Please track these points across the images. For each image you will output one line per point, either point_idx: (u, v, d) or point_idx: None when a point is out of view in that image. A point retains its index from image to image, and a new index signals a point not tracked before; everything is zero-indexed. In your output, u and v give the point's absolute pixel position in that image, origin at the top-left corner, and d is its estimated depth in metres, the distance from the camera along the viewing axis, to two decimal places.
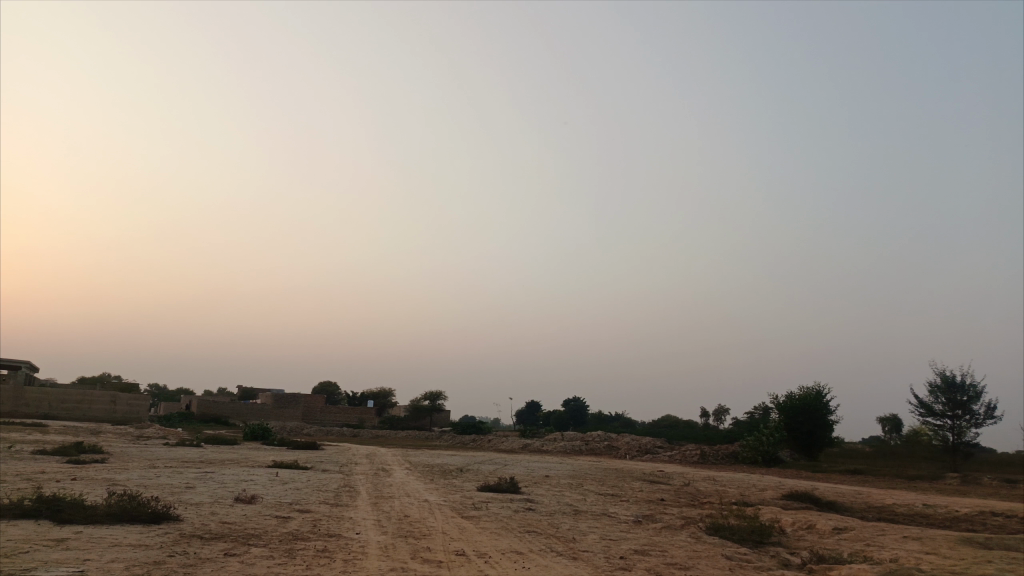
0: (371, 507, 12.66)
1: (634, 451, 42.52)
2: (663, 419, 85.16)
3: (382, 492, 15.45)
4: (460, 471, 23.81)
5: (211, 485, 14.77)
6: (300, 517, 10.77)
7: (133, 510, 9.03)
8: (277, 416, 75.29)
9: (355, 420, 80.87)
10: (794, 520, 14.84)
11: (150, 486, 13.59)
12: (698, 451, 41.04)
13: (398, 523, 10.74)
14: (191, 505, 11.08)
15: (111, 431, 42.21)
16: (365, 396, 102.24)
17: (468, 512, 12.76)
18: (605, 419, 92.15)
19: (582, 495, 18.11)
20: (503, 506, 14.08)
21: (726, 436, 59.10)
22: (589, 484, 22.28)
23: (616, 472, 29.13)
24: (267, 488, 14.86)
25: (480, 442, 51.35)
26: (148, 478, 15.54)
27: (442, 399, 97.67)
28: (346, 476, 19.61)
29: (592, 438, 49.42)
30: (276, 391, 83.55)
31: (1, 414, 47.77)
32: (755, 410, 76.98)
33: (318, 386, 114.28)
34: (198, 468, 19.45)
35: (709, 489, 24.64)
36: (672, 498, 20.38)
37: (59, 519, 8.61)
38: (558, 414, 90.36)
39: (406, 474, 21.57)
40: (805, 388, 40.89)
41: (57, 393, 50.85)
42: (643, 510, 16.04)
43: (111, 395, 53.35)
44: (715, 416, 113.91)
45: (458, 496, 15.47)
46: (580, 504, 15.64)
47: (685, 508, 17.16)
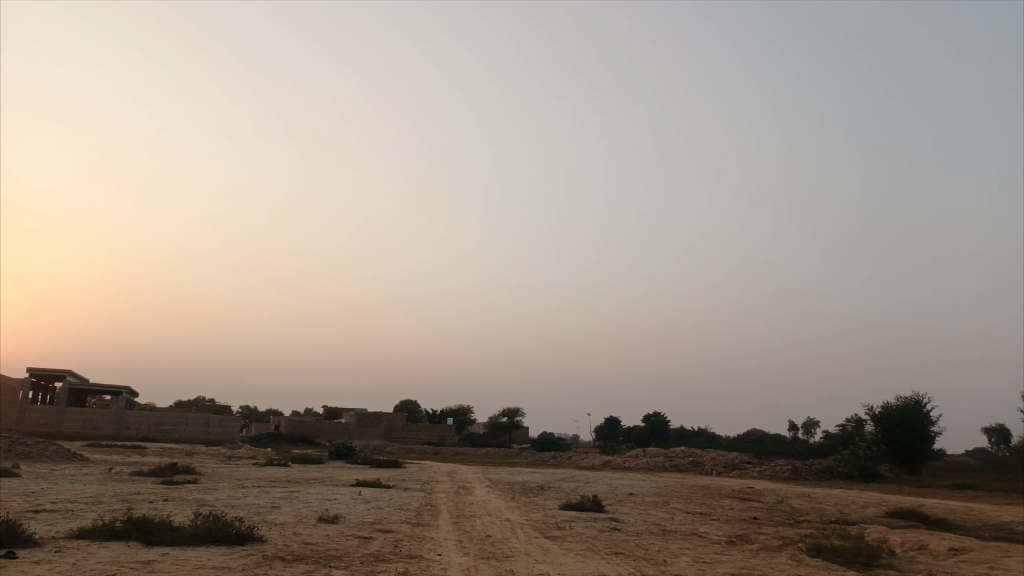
0: (452, 526, 12.42)
1: (721, 467, 41.00)
2: (748, 433, 82.27)
3: (463, 511, 15.19)
4: (541, 489, 23.39)
5: (296, 505, 14.87)
6: (382, 537, 10.62)
7: (217, 531, 9.07)
8: (361, 435, 76.62)
9: (436, 437, 81.47)
10: (902, 540, 13.76)
11: (237, 506, 13.78)
12: (789, 466, 39.23)
13: (480, 544, 10.45)
14: (275, 525, 11.12)
15: (204, 451, 43.73)
16: (445, 414, 103.08)
17: (552, 532, 12.34)
18: (687, 434, 89.78)
19: (669, 514, 17.40)
20: (588, 525, 13.61)
21: (818, 450, 56.40)
22: (676, 502, 21.47)
23: (703, 490, 28.04)
24: (349, 507, 14.84)
25: (560, 459, 50.70)
26: (236, 498, 15.82)
27: (520, 415, 97.39)
28: (428, 494, 19.45)
29: (675, 453, 47.96)
30: (359, 410, 85.18)
31: (105, 438, 50.28)
32: (847, 423, 73.39)
33: (399, 404, 116.04)
34: (284, 488, 19.76)
35: (805, 506, 23.36)
36: (765, 516, 19.38)
37: (148, 540, 8.72)
38: (639, 429, 88.64)
39: (488, 492, 21.31)
40: (903, 397, 38.55)
41: (155, 416, 53.15)
42: (736, 530, 15.23)
43: (204, 417, 55.21)
44: (804, 428, 109.33)
45: (540, 515, 15.07)
46: (668, 524, 14.98)
47: (780, 528, 16.24)
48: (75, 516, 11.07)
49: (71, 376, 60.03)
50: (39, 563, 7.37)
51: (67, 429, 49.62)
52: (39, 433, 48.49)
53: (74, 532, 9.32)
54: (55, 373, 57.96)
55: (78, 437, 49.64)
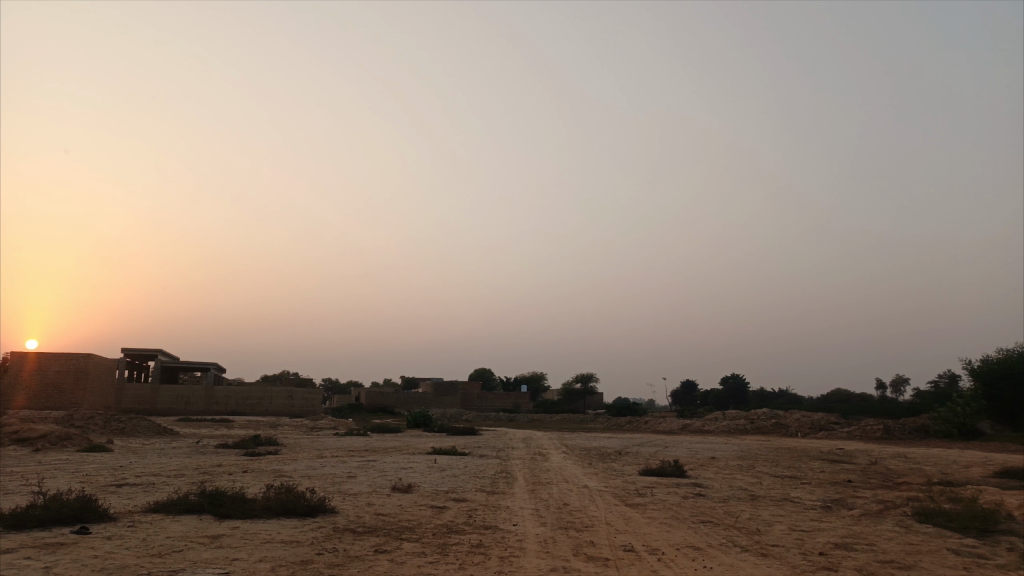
0: (529, 494, 12.00)
1: (806, 429, 39.48)
2: (832, 393, 79.46)
3: (539, 478, 14.79)
4: (619, 454, 22.84)
5: (371, 474, 14.81)
6: (456, 506, 10.27)
7: (288, 503, 8.86)
8: (438, 404, 77.72)
9: (511, 404, 81.95)
10: (1020, 502, 12.55)
11: (312, 477, 13.74)
12: (880, 425, 37.38)
13: (558, 513, 9.93)
14: (347, 495, 10.93)
15: (288, 423, 45.09)
16: (519, 381, 103.78)
17: (633, 499, 11.74)
18: (768, 396, 87.44)
19: (756, 478, 16.55)
20: (669, 491, 12.97)
21: (910, 409, 53.77)
22: (762, 466, 20.54)
23: (789, 451, 26.94)
24: (424, 475, 14.66)
25: (636, 423, 50.02)
26: (313, 468, 15.90)
27: (594, 381, 97.02)
28: (503, 461, 19.16)
29: (757, 415, 46.57)
30: (434, 380, 86.43)
31: (196, 413, 52.51)
32: (940, 380, 69.80)
33: (474, 373, 117.61)
34: (361, 457, 19.84)
35: (902, 468, 21.99)
36: (860, 479, 18.27)
37: (220, 514, 8.58)
38: (716, 392, 86.91)
39: (564, 458, 20.91)
40: (1005, 350, 36.04)
41: (241, 390, 55.08)
42: (830, 494, 14.29)
43: (288, 390, 56.93)
44: (892, 386, 104.88)
45: (619, 481, 14.49)
46: (756, 489, 14.16)
47: (879, 491, 15.18)
48: (155, 489, 11.18)
49: (163, 354, 62.83)
50: (109, 539, 7.24)
51: (161, 404, 52.04)
52: (136, 409, 51.01)
53: (150, 506, 9.31)
54: (148, 352, 60.77)
55: (172, 412, 52.01)
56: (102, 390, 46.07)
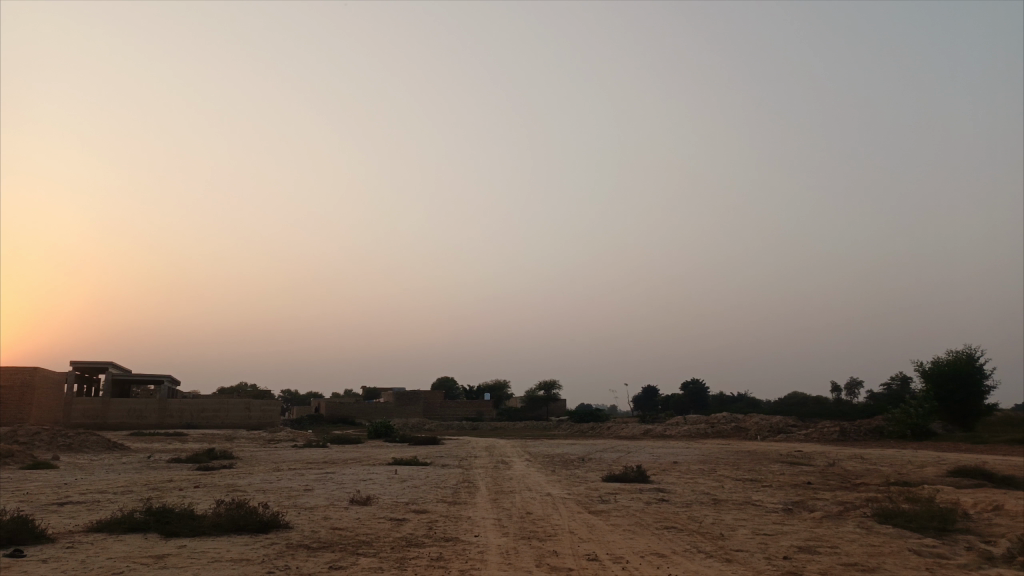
0: (491, 503, 11.78)
1: (765, 432, 39.97)
2: (790, 397, 80.80)
3: (502, 487, 14.58)
4: (582, 460, 22.74)
5: (329, 487, 14.41)
6: (416, 517, 10.01)
7: (239, 519, 8.51)
8: (400, 413, 76.83)
9: (474, 413, 81.50)
10: (975, 501, 12.76)
11: (268, 491, 13.31)
12: (836, 427, 38.04)
13: (520, 522, 9.73)
14: (303, 509, 10.57)
15: (246, 436, 44.03)
16: (481, 389, 103.31)
17: (596, 506, 11.60)
18: (728, 400, 88.55)
19: (719, 482, 16.58)
20: (633, 498, 12.86)
21: (864, 410, 54.94)
22: (723, 470, 20.63)
23: (749, 455, 27.17)
24: (384, 486, 14.33)
25: (598, 430, 50.10)
26: (269, 482, 15.43)
27: (556, 388, 97.12)
28: (465, 471, 18.89)
29: (717, 419, 46.99)
30: (396, 389, 85.47)
31: (149, 427, 50.95)
32: (893, 382, 71.52)
33: (436, 382, 116.85)
34: (319, 469, 19.37)
35: (859, 468, 22.31)
36: (819, 480, 18.45)
37: (167, 532, 8.19)
38: (677, 397, 87.73)
39: (527, 466, 20.71)
40: (954, 352, 37.00)
41: (197, 403, 53.69)
42: (791, 497, 14.37)
43: (246, 401, 55.67)
44: (847, 389, 107.22)
45: (583, 489, 14.35)
46: (718, 493, 14.16)
47: (838, 493, 15.32)
48: (98, 507, 10.66)
49: (114, 367, 60.90)
50: (45, 562, 6.83)
51: (113, 419, 50.40)
52: (85, 424, 49.30)
53: (91, 526, 8.85)
54: (98, 365, 58.85)
55: (124, 427, 50.40)
56: (49, 405, 44.40)
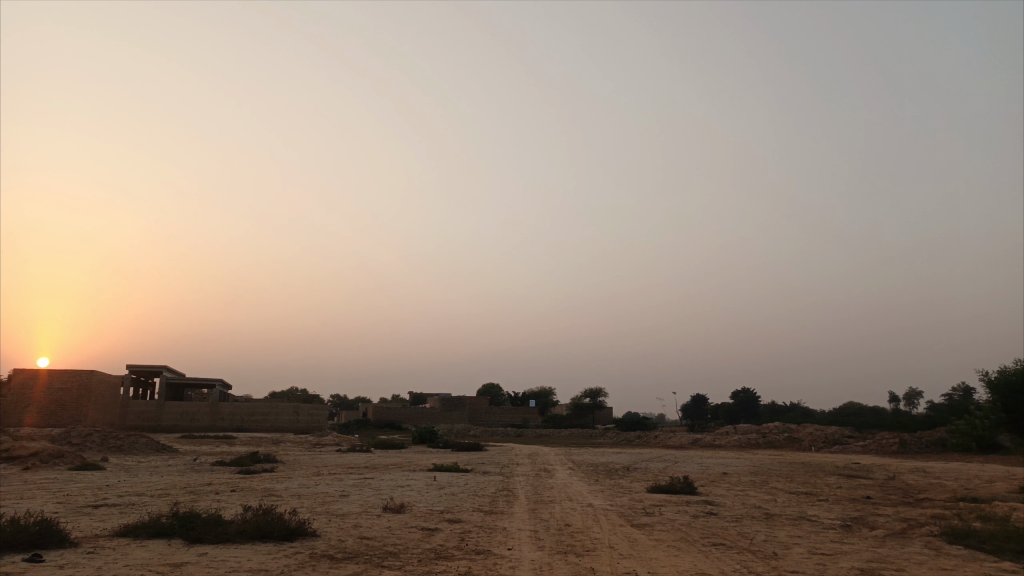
0: (529, 514, 11.28)
1: (820, 443, 38.48)
2: (845, 407, 78.11)
3: (542, 497, 14.07)
4: (627, 470, 22.07)
5: (365, 493, 14.11)
6: (448, 527, 9.58)
7: (264, 526, 8.22)
8: (445, 419, 76.79)
9: (519, 419, 81.04)
10: None
11: (302, 496, 13.07)
12: (895, 439, 36.39)
13: (557, 535, 9.23)
14: (334, 516, 10.24)
15: (292, 440, 44.41)
16: (527, 396, 102.76)
17: (640, 519, 10.99)
18: (780, 410, 86.21)
19: (770, 495, 15.76)
20: (679, 510, 12.22)
21: (924, 422, 52.64)
22: (775, 481, 19.73)
23: (803, 467, 26.06)
24: (421, 494, 13.97)
25: (645, 439, 49.10)
26: (306, 487, 15.24)
27: (602, 395, 95.94)
28: (506, 479, 18.43)
29: (768, 429, 45.51)
30: (442, 395, 85.54)
31: (201, 430, 51.90)
32: (955, 393, 68.55)
33: (483, 388, 116.90)
34: (358, 474, 19.13)
35: (922, 483, 21.11)
36: (879, 495, 17.41)
37: (190, 538, 7.96)
38: (727, 406, 85.77)
39: (570, 475, 20.12)
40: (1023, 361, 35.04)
41: (247, 406, 54.47)
42: (850, 512, 13.50)
43: (294, 405, 56.26)
44: (905, 399, 103.31)
45: (626, 500, 13.74)
46: (770, 507, 13.39)
47: (900, 509, 14.37)
48: (130, 510, 10.54)
49: (168, 371, 62.30)
50: (61, 568, 6.63)
51: (166, 421, 51.49)
52: (140, 426, 50.47)
53: (117, 530, 8.67)
54: (153, 369, 60.27)
55: (177, 429, 51.43)
56: (105, 407, 45.55)
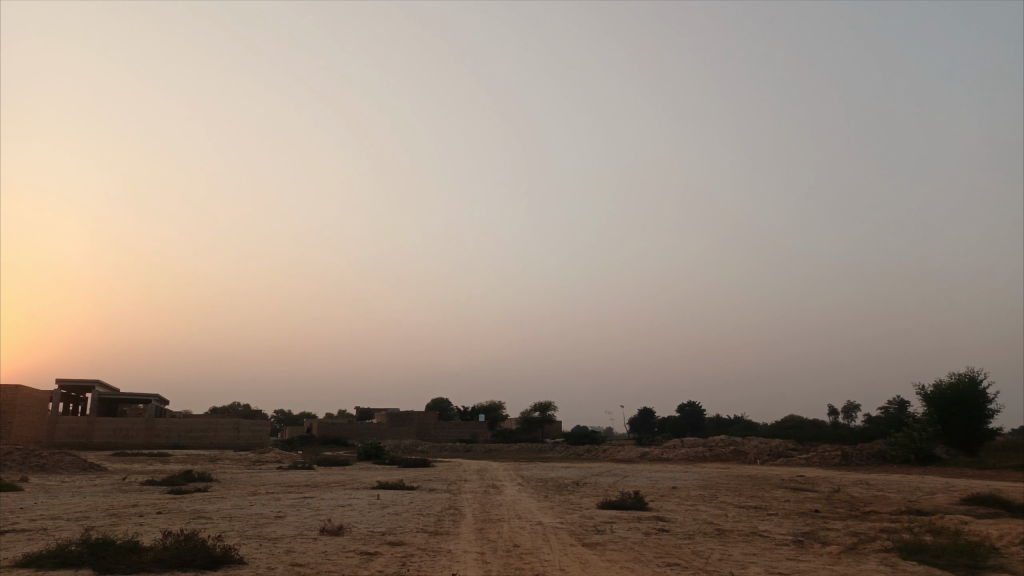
0: (476, 535, 10.74)
1: (765, 456, 38.88)
2: (787, 420, 79.67)
3: (490, 515, 13.56)
4: (577, 485, 21.72)
5: (302, 513, 13.36)
6: (388, 551, 9.00)
7: (184, 553, 7.55)
8: (393, 434, 75.41)
9: (468, 434, 80.25)
10: (999, 533, 11.80)
11: (234, 519, 12.26)
12: (838, 451, 37.01)
13: (505, 558, 8.73)
14: (265, 540, 9.55)
15: (231, 457, 42.73)
16: (475, 411, 101.98)
17: (591, 539, 10.55)
18: (724, 423, 87.46)
19: (721, 509, 15.59)
20: (631, 527, 11.87)
21: (863, 435, 53.90)
22: (725, 496, 19.59)
23: (751, 480, 26.14)
24: (363, 514, 13.31)
25: (594, 453, 48.90)
26: (240, 507, 14.39)
27: (551, 409, 95.77)
28: (452, 496, 17.80)
29: (715, 442, 45.84)
30: (389, 410, 84.07)
31: (135, 447, 49.59)
32: (891, 406, 70.66)
33: (431, 402, 115.70)
34: (298, 493, 18.26)
35: (866, 495, 21.30)
36: (827, 509, 17.40)
37: (99, 567, 7.22)
38: (673, 420, 86.60)
39: (518, 491, 19.61)
40: (958, 375, 36.01)
41: (185, 422, 52.34)
42: (801, 527, 13.38)
43: (235, 421, 54.32)
44: (844, 412, 106.08)
45: (576, 517, 13.33)
46: (722, 522, 13.19)
47: (849, 523, 14.32)
48: (40, 536, 9.65)
49: (101, 386, 59.58)
50: None
51: (97, 438, 49.08)
52: (68, 444, 47.97)
53: (19, 560, 7.81)
54: (85, 383, 57.51)
55: (109, 447, 49.04)
56: (31, 423, 43.10)
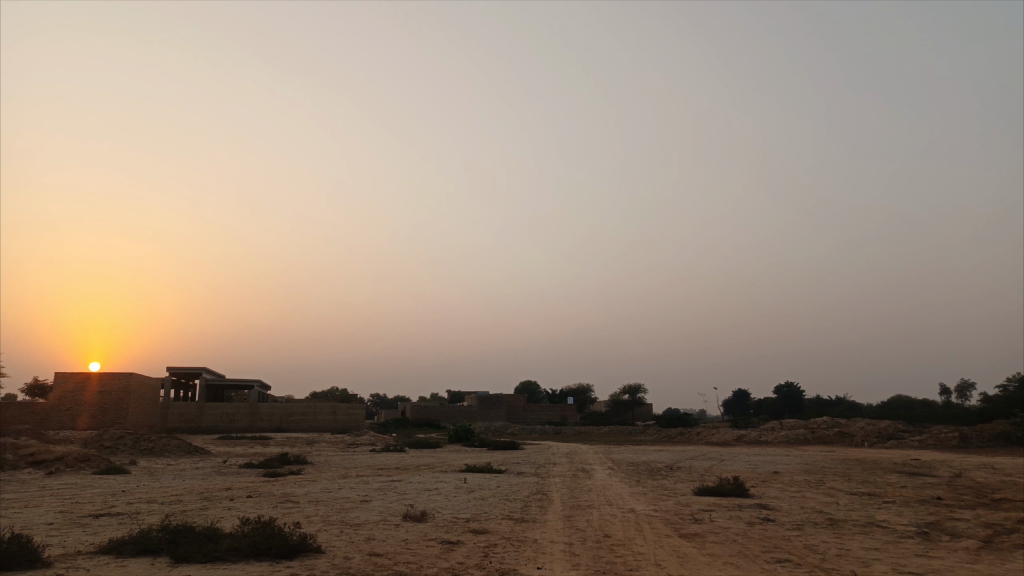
0: (564, 523, 10.14)
1: (873, 438, 36.52)
2: (894, 400, 75.25)
3: (579, 501, 12.94)
4: (671, 470, 20.78)
5: (388, 498, 13.12)
6: (470, 540, 8.50)
7: (261, 542, 7.28)
8: (483, 417, 75.93)
9: (557, 417, 79.89)
10: None
11: (320, 503, 12.14)
12: (954, 432, 34.31)
13: (595, 550, 8.09)
14: (346, 527, 9.24)
15: (327, 440, 43.79)
16: (564, 393, 101.57)
17: (688, 529, 9.74)
18: (825, 404, 83.62)
19: (830, 497, 14.40)
20: (732, 516, 10.99)
21: (981, 415, 50.03)
22: (832, 481, 18.24)
23: (859, 464, 24.47)
24: (448, 499, 12.98)
25: (687, 435, 47.49)
26: (328, 491, 14.35)
27: (641, 391, 94.14)
28: (540, 480, 17.31)
29: (817, 424, 43.51)
30: (479, 393, 84.68)
31: (240, 431, 51.79)
32: (1011, 383, 65.55)
33: (520, 386, 116.14)
34: (385, 477, 18.18)
35: (994, 481, 19.39)
36: (950, 496, 15.83)
37: (175, 556, 7.04)
38: (770, 401, 83.48)
39: (609, 475, 18.90)
40: None
41: (286, 406, 54.24)
42: (925, 517, 12.08)
43: (332, 405, 55.85)
44: (958, 391, 99.28)
45: (671, 504, 12.50)
46: (835, 512, 12.08)
47: (979, 512, 12.88)
48: (128, 521, 9.71)
49: (208, 373, 62.57)
50: None
51: (206, 422, 51.53)
52: (180, 428, 50.60)
53: (103, 547, 7.77)
54: (193, 371, 60.51)
55: (216, 430, 51.41)
56: (145, 409, 45.65)
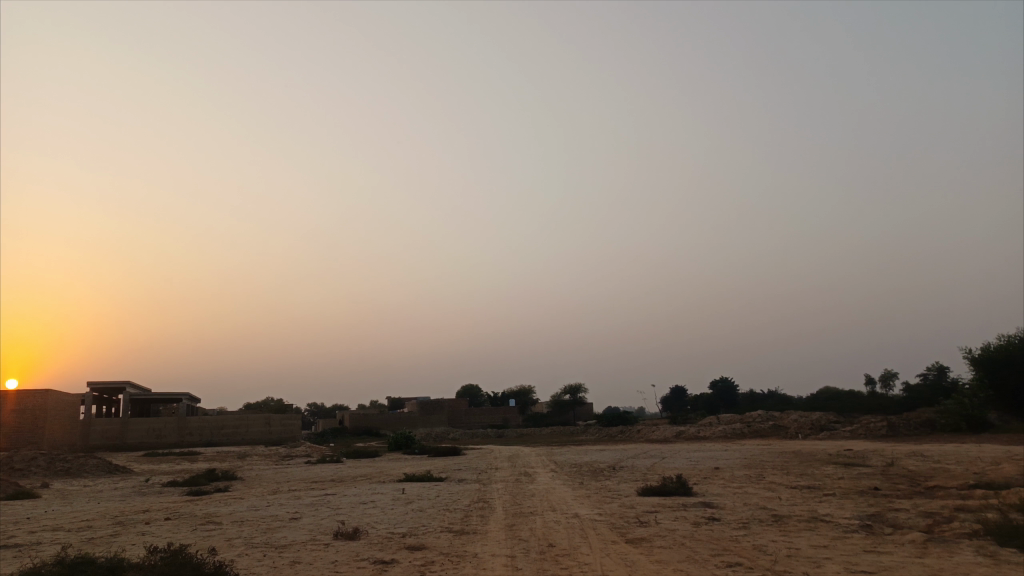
0: (506, 533, 9.66)
1: (807, 430, 37.32)
2: (824, 392, 77.68)
3: (521, 508, 12.47)
4: (613, 470, 20.56)
5: (320, 514, 12.37)
6: (406, 559, 7.91)
7: (170, 573, 6.53)
8: (424, 423, 74.92)
9: (499, 419, 79.48)
10: None
11: (244, 523, 11.33)
12: (883, 421, 35.36)
13: (539, 562, 7.61)
14: (271, 551, 8.53)
15: (262, 452, 42.16)
16: (506, 396, 101.38)
17: (634, 533, 9.39)
18: (758, 397, 85.79)
19: (773, 491, 14.34)
20: (678, 517, 10.69)
21: (905, 403, 51.98)
22: (772, 475, 18.32)
23: (796, 456, 24.86)
24: (384, 512, 12.35)
25: (628, 434, 47.72)
26: (255, 509, 13.46)
27: (582, 391, 94.69)
28: (482, 487, 16.78)
29: (753, 417, 44.30)
30: (420, 399, 83.46)
31: (168, 446, 49.47)
32: (931, 372, 68.44)
33: (461, 390, 115.36)
34: (318, 491, 17.33)
35: (925, 468, 19.87)
36: (886, 485, 16.04)
37: None
38: (707, 396, 85.14)
39: (551, 478, 18.51)
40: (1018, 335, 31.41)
41: (217, 419, 52.10)
42: (866, 509, 12.07)
43: (266, 416, 53.97)
44: (881, 381, 103.45)
45: (615, 507, 12.14)
46: (779, 507, 11.94)
47: (917, 501, 13.00)
48: (25, 554, 8.74)
49: (132, 387, 59.64)
50: None
51: (132, 439, 49.04)
52: (103, 445, 47.99)
53: None
54: (116, 386, 57.57)
55: (142, 447, 49.00)
56: (65, 427, 43.09)
